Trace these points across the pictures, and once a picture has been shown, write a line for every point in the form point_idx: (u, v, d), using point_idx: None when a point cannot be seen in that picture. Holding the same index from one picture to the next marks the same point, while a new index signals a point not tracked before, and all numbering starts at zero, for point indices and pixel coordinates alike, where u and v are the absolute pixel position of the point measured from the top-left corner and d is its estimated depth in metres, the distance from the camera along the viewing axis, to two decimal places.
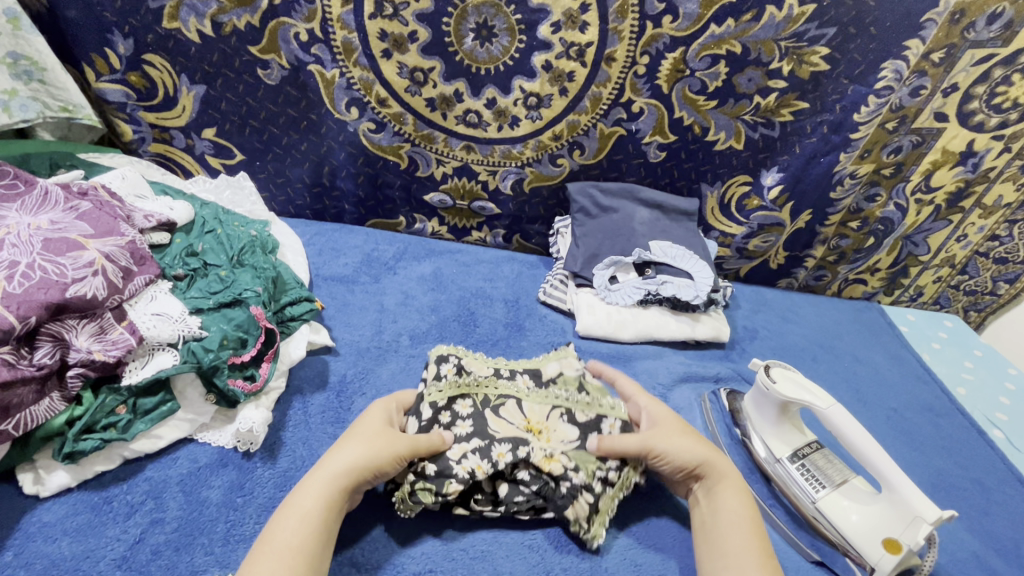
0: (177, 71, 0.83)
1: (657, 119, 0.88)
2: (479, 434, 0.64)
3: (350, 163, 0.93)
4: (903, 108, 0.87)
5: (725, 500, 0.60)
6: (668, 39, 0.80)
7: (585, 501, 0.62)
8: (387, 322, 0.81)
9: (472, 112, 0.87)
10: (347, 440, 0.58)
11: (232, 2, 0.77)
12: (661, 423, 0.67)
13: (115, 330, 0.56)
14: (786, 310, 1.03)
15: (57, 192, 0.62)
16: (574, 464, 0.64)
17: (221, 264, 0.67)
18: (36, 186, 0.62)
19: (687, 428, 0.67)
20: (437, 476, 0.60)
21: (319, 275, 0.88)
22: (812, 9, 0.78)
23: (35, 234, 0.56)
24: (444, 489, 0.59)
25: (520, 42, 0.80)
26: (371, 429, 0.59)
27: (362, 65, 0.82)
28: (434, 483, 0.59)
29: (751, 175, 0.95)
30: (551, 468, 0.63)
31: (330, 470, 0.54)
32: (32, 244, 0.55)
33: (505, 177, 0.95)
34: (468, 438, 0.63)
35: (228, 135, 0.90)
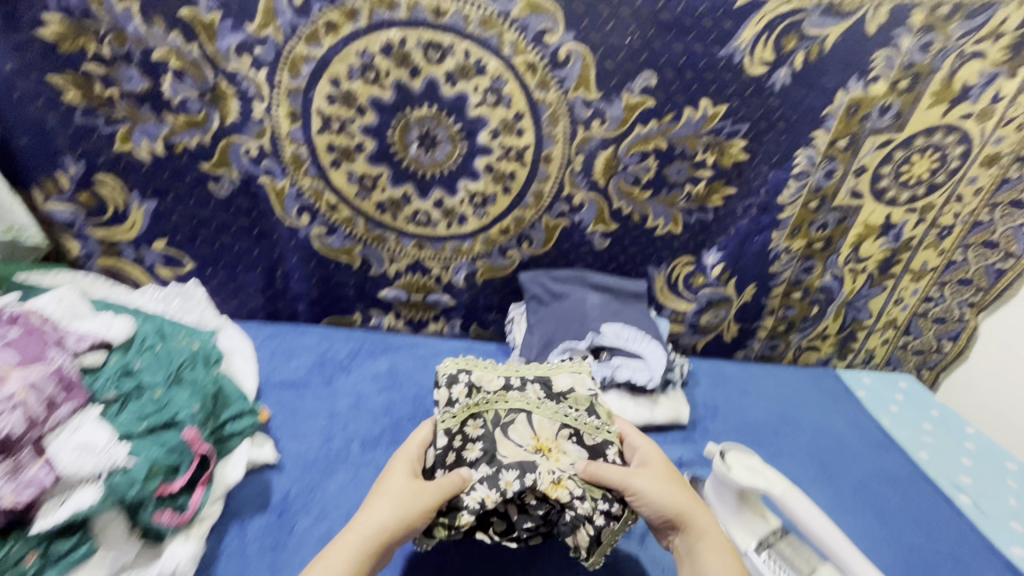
0: (128, 188, 0.85)
1: (598, 211, 0.93)
2: (488, 456, 0.68)
3: (302, 265, 0.94)
4: (821, 189, 0.94)
5: (705, 555, 0.62)
6: (599, 139, 0.86)
7: (587, 532, 0.64)
8: (337, 429, 0.78)
9: (421, 213, 0.91)
10: (377, 507, 0.61)
11: (184, 124, 0.81)
12: (656, 463, 0.69)
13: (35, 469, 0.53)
14: (744, 384, 1.04)
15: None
16: (580, 492, 0.65)
17: (157, 383, 0.65)
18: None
19: (677, 476, 0.69)
20: (451, 510, 0.64)
21: (269, 381, 0.85)
22: (724, 109, 0.86)
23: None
24: (457, 522, 0.63)
25: (462, 148, 0.86)
26: (396, 486, 0.62)
27: (312, 175, 0.86)
28: (447, 517, 0.63)
29: (694, 255, 1.00)
30: (558, 494, 0.64)
31: (365, 530, 0.58)
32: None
33: (457, 270, 0.97)
34: (477, 464, 0.68)
35: (179, 245, 0.91)
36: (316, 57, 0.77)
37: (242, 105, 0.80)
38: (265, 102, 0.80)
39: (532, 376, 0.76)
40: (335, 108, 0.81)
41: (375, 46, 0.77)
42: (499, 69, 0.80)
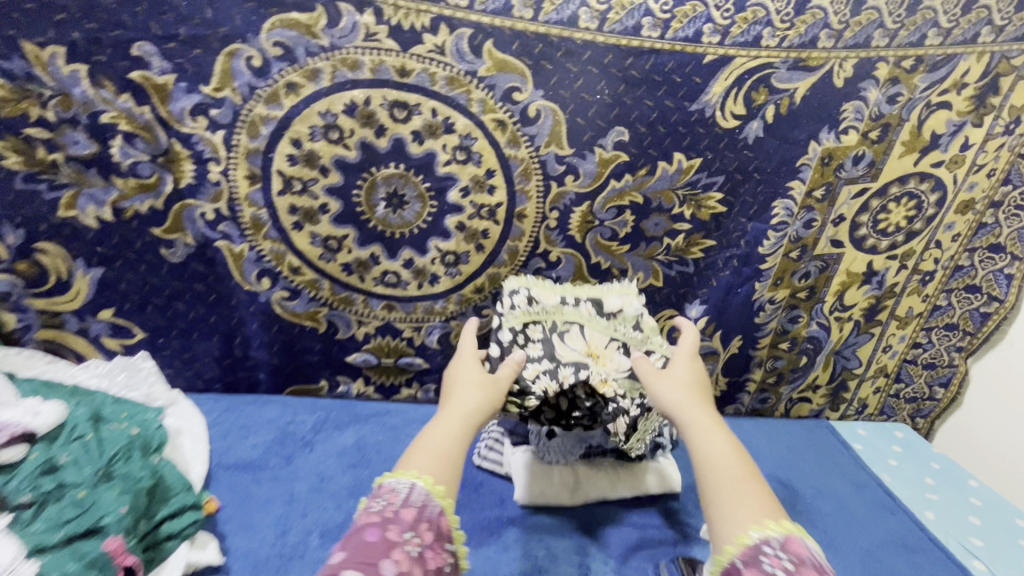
0: (72, 256, 0.79)
1: (576, 266, 0.90)
2: (548, 355, 0.76)
3: (263, 332, 0.88)
4: (802, 239, 0.93)
5: (708, 448, 0.66)
6: (573, 195, 0.84)
7: (626, 421, 0.76)
8: (295, 518, 0.70)
9: (391, 273, 0.86)
10: (456, 396, 0.68)
11: (135, 188, 0.76)
12: (675, 360, 0.77)
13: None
14: (738, 442, 0.98)
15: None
16: (622, 390, 0.76)
17: (81, 482, 0.57)
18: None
19: (700, 383, 0.75)
20: (520, 392, 0.73)
21: (221, 464, 0.77)
22: (699, 162, 0.84)
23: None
24: (525, 403, 0.73)
25: (432, 206, 0.82)
26: (469, 379, 0.70)
27: (272, 238, 0.81)
28: (518, 398, 0.73)
29: (677, 309, 0.96)
30: (606, 390, 0.74)
31: (459, 416, 0.66)
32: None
33: (430, 331, 0.91)
34: (540, 360, 0.75)
35: (127, 315, 0.84)
36: (276, 118, 0.74)
37: (197, 167, 0.76)
38: (222, 164, 0.76)
39: (585, 296, 0.82)
40: (297, 169, 0.78)
41: (337, 107, 0.74)
42: (467, 127, 0.78)
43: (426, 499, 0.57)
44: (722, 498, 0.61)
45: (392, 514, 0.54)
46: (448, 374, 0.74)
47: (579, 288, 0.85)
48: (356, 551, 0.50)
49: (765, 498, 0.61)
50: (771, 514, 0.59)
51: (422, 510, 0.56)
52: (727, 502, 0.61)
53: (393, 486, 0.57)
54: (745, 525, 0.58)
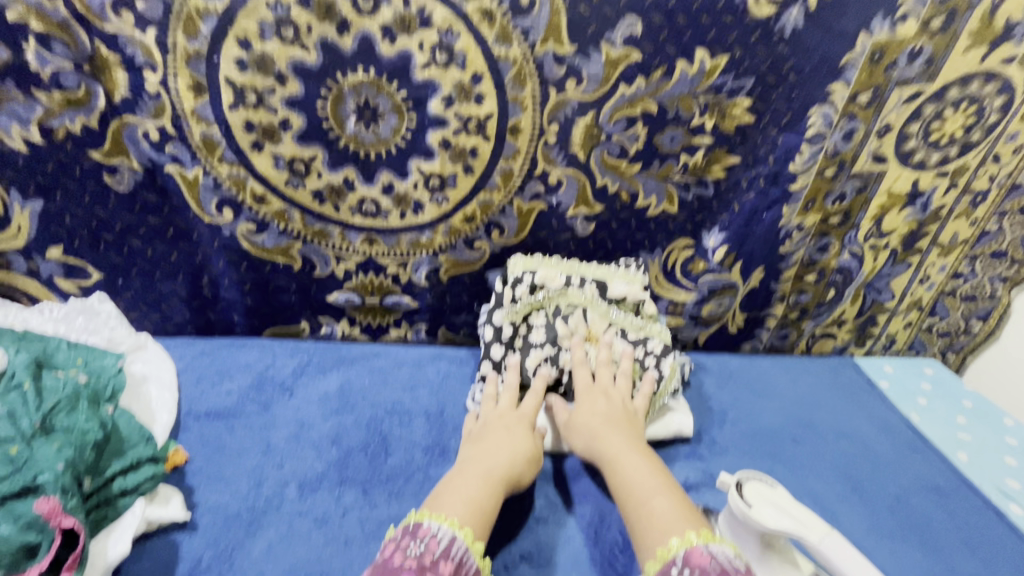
0: (5, 186, 0.70)
1: (579, 189, 0.79)
2: (551, 340, 0.78)
3: (231, 270, 0.79)
4: (839, 154, 0.80)
5: (628, 472, 0.62)
6: (576, 104, 0.72)
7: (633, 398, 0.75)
8: (270, 470, 0.64)
9: (369, 201, 0.76)
10: (513, 446, 0.64)
11: (62, 103, 0.65)
12: (586, 388, 0.73)
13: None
14: (754, 382, 0.91)
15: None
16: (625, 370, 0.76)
17: (14, 437, 0.50)
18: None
19: (620, 411, 0.70)
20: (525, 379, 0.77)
21: (192, 411, 0.71)
22: (725, 61, 0.71)
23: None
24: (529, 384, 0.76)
25: (411, 120, 0.71)
26: (528, 435, 0.66)
27: (229, 161, 0.71)
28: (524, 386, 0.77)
29: (692, 238, 0.86)
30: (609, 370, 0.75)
31: (499, 472, 0.61)
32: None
33: (417, 267, 0.83)
34: (543, 346, 0.77)
35: (79, 253, 0.76)
36: (215, 12, 0.62)
37: (131, 76, 0.64)
38: (159, 73, 0.65)
39: (591, 277, 0.80)
40: (249, 77, 0.66)
41: None
42: (447, 20, 0.65)
43: (464, 556, 0.52)
44: (637, 524, 0.57)
45: (430, 563, 0.50)
46: (499, 413, 0.70)
47: (589, 264, 0.82)
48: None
49: (683, 508, 0.57)
50: (687, 524, 0.55)
51: (460, 566, 0.51)
52: (643, 526, 0.56)
53: (434, 528, 0.53)
54: (665, 541, 0.54)
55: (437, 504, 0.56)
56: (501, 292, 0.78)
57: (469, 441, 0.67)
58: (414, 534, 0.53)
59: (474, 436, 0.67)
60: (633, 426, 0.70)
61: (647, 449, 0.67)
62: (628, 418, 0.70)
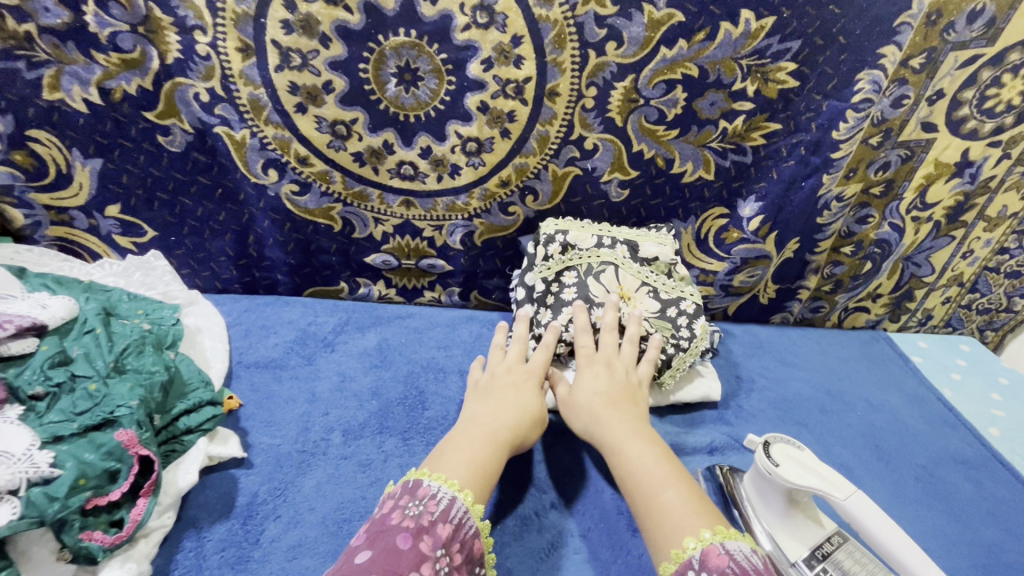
0: (68, 146, 0.74)
1: (615, 155, 0.79)
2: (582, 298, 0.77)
3: (276, 230, 0.82)
4: (886, 121, 0.78)
5: (633, 459, 0.59)
6: (615, 66, 0.71)
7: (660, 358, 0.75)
8: (317, 417, 0.68)
9: (407, 164, 0.78)
10: (519, 408, 0.65)
11: (119, 65, 0.68)
12: (587, 361, 0.71)
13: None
14: (784, 352, 0.91)
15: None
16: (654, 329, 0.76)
17: (93, 375, 0.55)
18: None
19: (622, 393, 0.68)
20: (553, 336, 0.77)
21: (242, 361, 0.76)
22: (771, 23, 0.69)
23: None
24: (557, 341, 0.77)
25: (450, 83, 0.71)
26: (533, 396, 0.67)
27: (274, 123, 0.73)
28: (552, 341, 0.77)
29: (727, 206, 0.85)
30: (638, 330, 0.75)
31: (498, 440, 0.61)
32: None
33: (452, 231, 0.84)
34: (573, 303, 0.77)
35: (135, 211, 0.80)
36: None
37: (182, 38, 0.67)
38: (209, 34, 0.66)
39: (622, 238, 0.81)
40: (294, 39, 0.67)
41: None
42: None
43: (463, 517, 0.52)
44: (647, 521, 0.54)
45: (428, 523, 0.50)
46: (506, 374, 0.69)
47: (619, 228, 0.83)
48: (383, 555, 0.47)
49: (693, 500, 0.54)
50: (700, 520, 0.52)
51: (457, 528, 0.51)
52: (653, 523, 0.53)
53: (433, 489, 0.53)
54: (679, 540, 0.50)
55: (441, 465, 0.56)
56: (534, 252, 0.80)
57: (477, 396, 0.67)
58: (414, 493, 0.52)
59: (482, 392, 0.68)
60: (636, 403, 0.68)
61: (651, 432, 0.64)
62: (630, 393, 0.68)
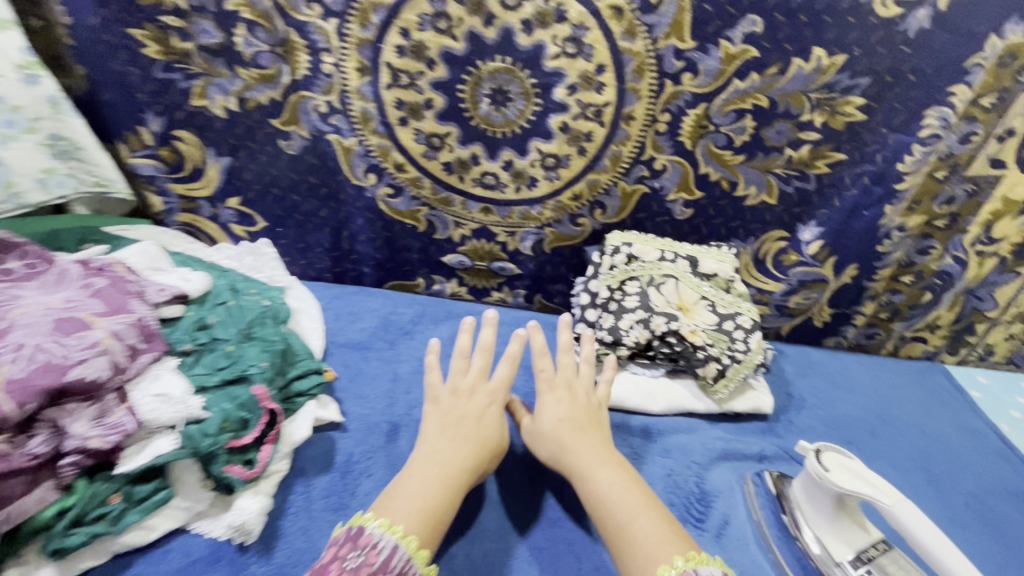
0: (205, 145, 0.86)
1: (682, 176, 0.84)
2: (642, 306, 0.82)
3: (368, 227, 0.92)
4: (953, 156, 0.80)
5: (602, 484, 0.62)
6: (690, 95, 0.77)
7: (715, 367, 0.79)
8: (399, 394, 0.77)
9: (490, 174, 0.86)
10: (479, 440, 0.64)
11: (257, 79, 0.80)
12: (550, 386, 0.71)
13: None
14: (836, 375, 0.94)
15: (17, 266, 0.62)
16: (711, 340, 0.80)
17: (229, 338, 0.66)
18: (14, 252, 0.63)
19: (585, 418, 0.69)
20: (613, 341, 0.82)
21: (334, 341, 0.86)
22: (843, 60, 0.74)
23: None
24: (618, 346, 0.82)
25: (536, 105, 0.79)
26: (493, 426, 0.66)
27: (379, 133, 0.83)
28: (612, 346, 0.82)
29: (788, 230, 0.89)
30: (695, 339, 0.79)
31: (457, 473, 0.61)
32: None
33: (524, 238, 0.92)
34: (635, 311, 0.82)
35: (251, 204, 0.92)
36: (386, 6, 0.73)
37: (311, 58, 0.77)
38: (334, 55, 0.77)
39: (683, 253, 0.86)
40: (405, 62, 0.77)
41: None
42: (581, 16, 0.72)
43: (406, 564, 0.52)
44: (620, 549, 0.57)
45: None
46: (465, 400, 0.67)
47: (681, 245, 0.88)
48: None
49: (664, 529, 0.57)
50: (673, 548, 0.55)
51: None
52: (626, 553, 0.56)
53: (377, 536, 0.53)
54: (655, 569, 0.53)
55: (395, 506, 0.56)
56: (600, 261, 0.85)
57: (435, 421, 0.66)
58: (356, 542, 0.53)
59: (438, 414, 0.66)
60: (598, 425, 0.69)
61: (616, 455, 0.66)
62: (592, 416, 0.70)
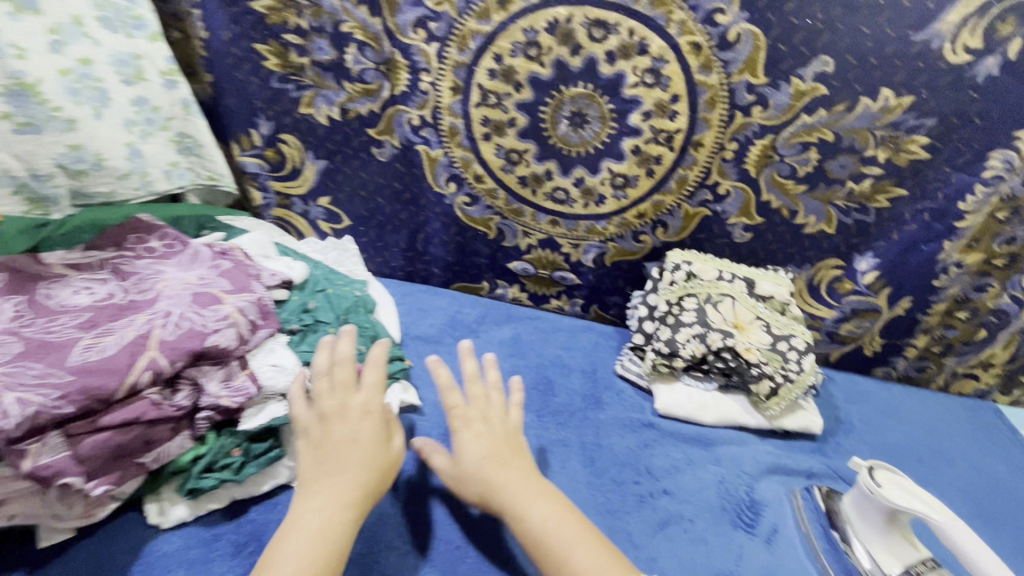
0: (306, 149, 0.95)
1: (744, 202, 0.89)
2: (700, 322, 0.86)
3: (443, 231, 1.00)
4: (1016, 198, 0.83)
5: (534, 514, 0.61)
6: (758, 127, 0.82)
7: (769, 384, 0.83)
8: (469, 386, 0.86)
9: (561, 190, 0.92)
10: (367, 466, 0.59)
11: (360, 93, 0.89)
12: (464, 421, 0.69)
13: (2, 395, 0.49)
14: (885, 404, 0.96)
15: (157, 245, 0.71)
16: (765, 358, 0.84)
17: (330, 322, 0.74)
18: (154, 233, 0.72)
19: (503, 448, 0.67)
20: (670, 353, 0.86)
21: (408, 334, 0.94)
22: (910, 101, 0.78)
23: (53, 293, 0.61)
24: (674, 359, 0.86)
25: (611, 128, 0.86)
26: (375, 452, 0.61)
27: (464, 146, 0.91)
28: (669, 358, 0.86)
29: (844, 259, 0.92)
30: (750, 356, 0.83)
31: (339, 513, 0.56)
32: (38, 299, 0.59)
33: (587, 250, 0.98)
34: (692, 326, 0.86)
35: (340, 204, 1.01)
36: (484, 33, 0.81)
37: (411, 77, 0.86)
38: (432, 75, 0.85)
39: (740, 274, 0.90)
40: (495, 84, 0.85)
41: (541, 24, 0.79)
42: (661, 50, 0.79)
43: None
44: None
45: None
46: (339, 425, 0.61)
47: (738, 266, 0.93)
48: None
49: (602, 560, 0.58)
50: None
51: None
52: None
53: None
54: None
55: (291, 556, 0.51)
56: (661, 277, 0.91)
57: (312, 452, 0.59)
58: None
59: (314, 445, 0.60)
60: (518, 451, 0.68)
61: (542, 483, 0.66)
62: (511, 443, 0.69)
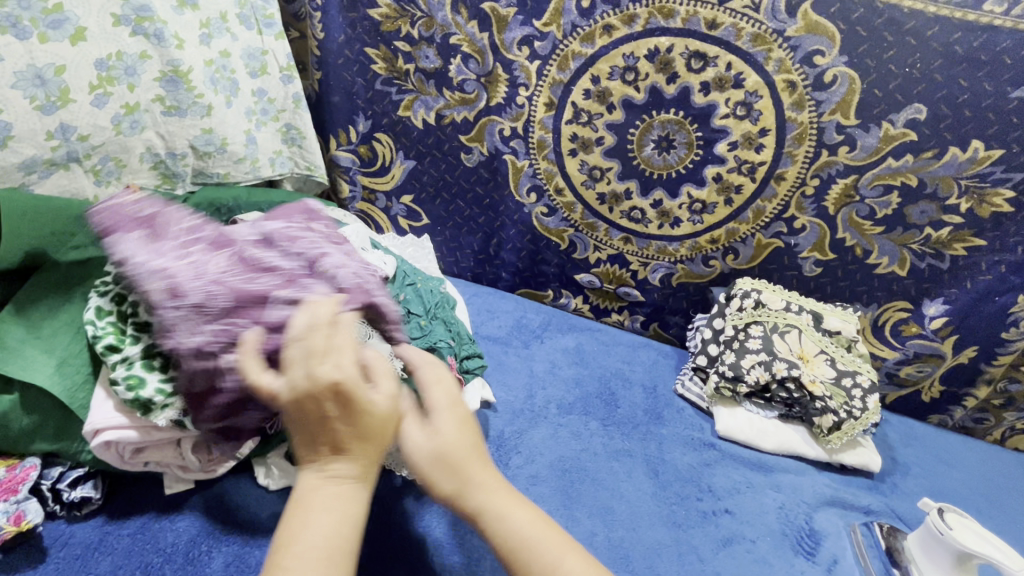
0: (397, 149, 1.01)
1: (819, 238, 0.91)
2: (766, 350, 0.87)
3: (517, 238, 1.04)
4: None
5: (517, 522, 0.53)
6: (842, 166, 0.85)
7: (831, 418, 0.84)
8: (537, 388, 0.89)
9: (638, 210, 0.96)
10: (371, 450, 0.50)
11: (457, 101, 0.94)
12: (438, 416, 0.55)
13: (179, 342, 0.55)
14: (940, 450, 0.96)
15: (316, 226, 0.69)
16: (829, 393, 0.85)
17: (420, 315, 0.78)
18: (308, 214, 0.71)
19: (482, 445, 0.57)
20: (734, 378, 0.88)
21: (478, 334, 0.98)
22: (1000, 154, 0.79)
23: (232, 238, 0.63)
24: (738, 386, 0.88)
25: (696, 155, 0.89)
26: (372, 427, 0.50)
27: (550, 159, 0.95)
28: (733, 384, 0.88)
29: (912, 302, 0.93)
30: (815, 389, 0.84)
31: (342, 489, 0.49)
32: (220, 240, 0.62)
33: (654, 270, 1.01)
34: (758, 353, 0.87)
35: (421, 202, 1.06)
36: (585, 55, 0.85)
37: (509, 90, 0.91)
38: (530, 90, 0.90)
39: (808, 308, 0.90)
40: (589, 103, 0.89)
41: (642, 51, 0.83)
42: (756, 84, 0.82)
43: None
44: None
45: None
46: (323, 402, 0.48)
47: (806, 299, 0.94)
48: None
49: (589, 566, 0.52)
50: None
51: None
52: None
53: None
54: None
55: (308, 536, 0.46)
56: (727, 302, 0.92)
57: (297, 430, 0.49)
58: None
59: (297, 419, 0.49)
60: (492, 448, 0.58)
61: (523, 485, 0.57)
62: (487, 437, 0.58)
